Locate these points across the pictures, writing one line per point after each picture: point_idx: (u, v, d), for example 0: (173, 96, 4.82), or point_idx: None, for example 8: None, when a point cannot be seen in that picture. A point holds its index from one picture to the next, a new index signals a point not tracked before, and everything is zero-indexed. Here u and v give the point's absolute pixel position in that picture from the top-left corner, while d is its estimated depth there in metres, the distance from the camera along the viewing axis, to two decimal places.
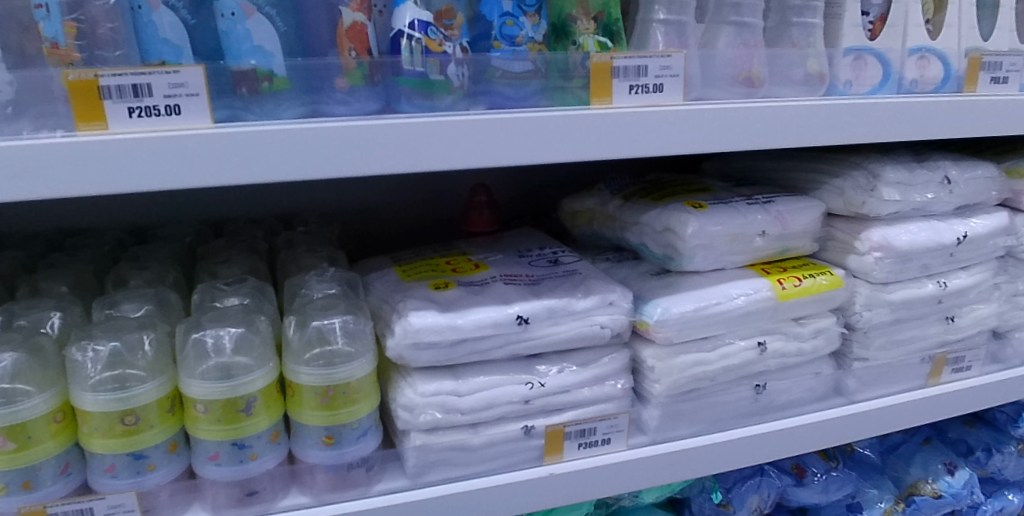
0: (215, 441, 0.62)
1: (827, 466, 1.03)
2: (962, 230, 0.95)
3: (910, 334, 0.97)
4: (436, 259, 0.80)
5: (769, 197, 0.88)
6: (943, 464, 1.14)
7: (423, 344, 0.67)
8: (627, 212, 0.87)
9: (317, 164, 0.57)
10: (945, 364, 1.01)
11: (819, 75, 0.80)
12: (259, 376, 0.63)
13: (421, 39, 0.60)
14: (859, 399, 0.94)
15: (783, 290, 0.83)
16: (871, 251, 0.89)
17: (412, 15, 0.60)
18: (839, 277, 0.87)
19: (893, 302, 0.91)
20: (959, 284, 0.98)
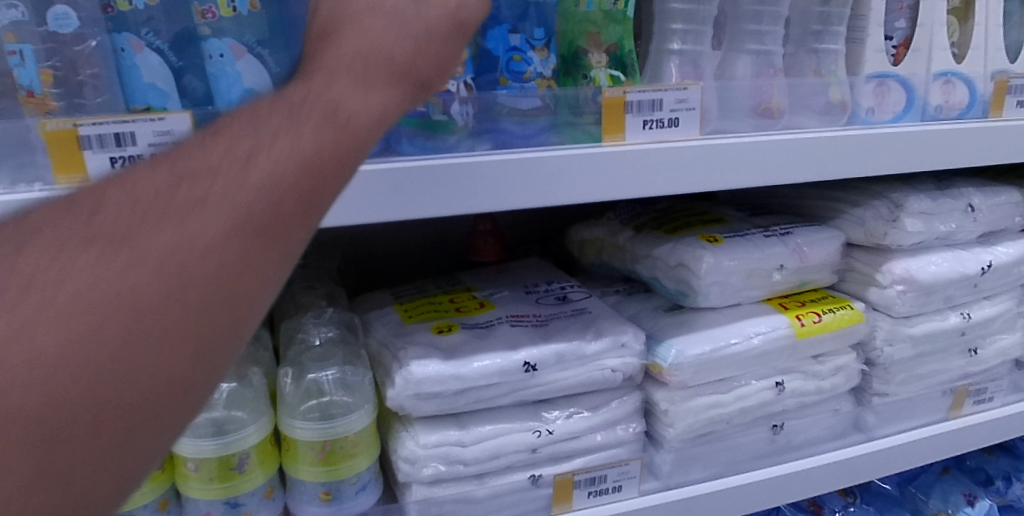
0: (207, 500, 0.59)
1: (844, 502, 1.00)
2: (987, 259, 0.92)
3: (932, 367, 0.93)
4: (438, 297, 0.77)
5: (787, 227, 0.85)
6: (962, 495, 1.10)
7: (426, 395, 0.64)
8: (639, 244, 0.84)
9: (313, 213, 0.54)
10: (966, 396, 0.97)
11: (842, 103, 0.76)
12: (253, 431, 0.59)
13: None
14: (879, 435, 0.90)
15: (802, 327, 0.79)
16: (894, 284, 0.85)
17: None
18: (860, 311, 0.83)
19: (916, 335, 0.88)
20: (983, 315, 0.94)
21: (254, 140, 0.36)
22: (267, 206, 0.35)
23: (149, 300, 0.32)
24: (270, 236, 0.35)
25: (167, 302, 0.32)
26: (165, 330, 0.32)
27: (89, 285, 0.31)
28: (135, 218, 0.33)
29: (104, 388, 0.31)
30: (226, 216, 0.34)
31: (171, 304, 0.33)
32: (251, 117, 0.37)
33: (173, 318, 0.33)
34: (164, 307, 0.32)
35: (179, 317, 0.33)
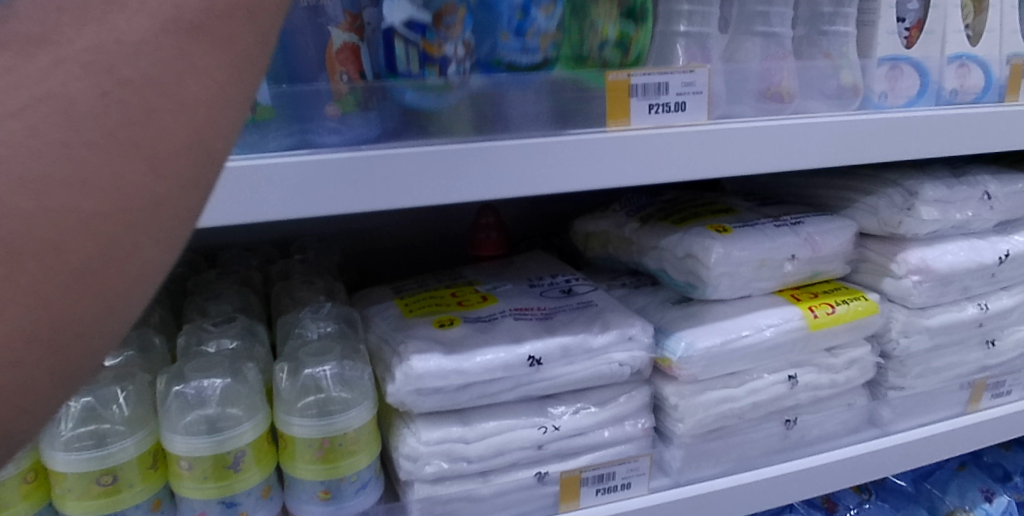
0: (203, 500, 0.57)
1: (859, 499, 0.97)
2: (1005, 248, 0.89)
3: (949, 360, 0.90)
4: (440, 291, 0.75)
5: (798, 217, 0.82)
6: (980, 491, 1.07)
7: (427, 390, 0.61)
8: (645, 235, 0.81)
9: (309, 201, 0.53)
10: (984, 389, 0.94)
11: (853, 87, 0.74)
12: (249, 429, 0.57)
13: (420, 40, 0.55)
14: (895, 430, 0.88)
15: (815, 318, 0.77)
16: (909, 275, 0.83)
17: (406, 13, 0.54)
18: (875, 303, 0.81)
19: (932, 327, 0.85)
20: (1001, 306, 0.92)
21: None
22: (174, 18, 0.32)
23: (101, 97, 0.30)
24: (226, 30, 0.33)
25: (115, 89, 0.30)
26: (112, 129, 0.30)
27: (22, 85, 0.29)
28: (61, 17, 0.31)
29: (55, 183, 0.29)
30: (167, 13, 0.31)
31: (110, 102, 0.30)
32: None
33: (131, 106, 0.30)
34: (116, 110, 0.30)
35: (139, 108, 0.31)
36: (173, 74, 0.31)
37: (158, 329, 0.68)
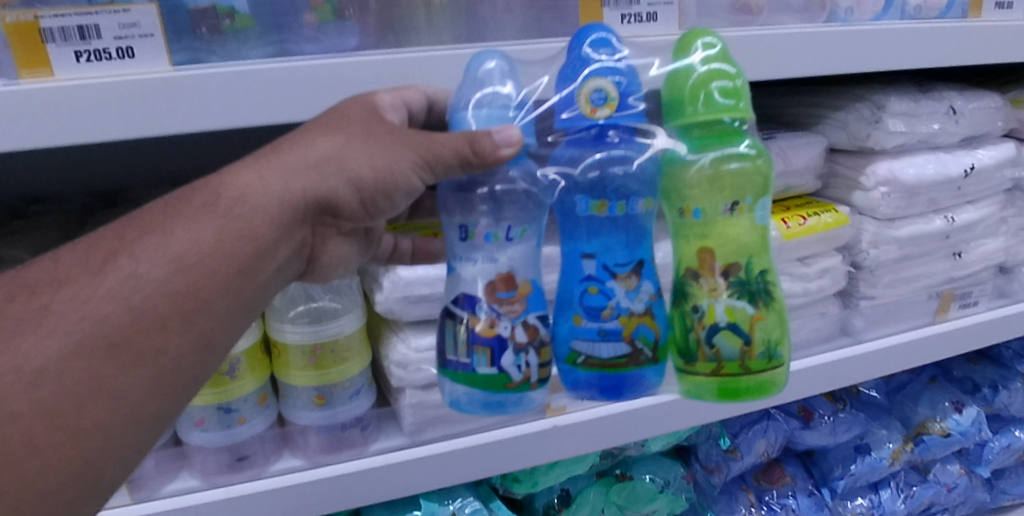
0: (202, 406, 0.63)
1: (834, 408, 1.02)
2: (970, 162, 0.92)
3: (918, 271, 0.93)
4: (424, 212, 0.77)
5: (770, 133, 0.84)
6: (950, 402, 1.12)
7: (415, 297, 0.64)
8: None
9: (292, 107, 0.53)
10: (952, 300, 0.98)
11: (819, 2, 0.76)
12: (242, 339, 0.63)
13: (466, 318, 0.52)
14: (867, 337, 0.92)
15: (787, 229, 0.80)
16: (878, 186, 0.85)
17: None
18: (846, 215, 0.84)
19: (901, 238, 0.88)
20: (967, 219, 0.95)
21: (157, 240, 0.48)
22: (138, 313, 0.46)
23: (66, 372, 0.44)
24: (155, 346, 0.46)
25: (145, 314, 0.46)
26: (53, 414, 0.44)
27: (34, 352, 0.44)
28: (70, 274, 0.46)
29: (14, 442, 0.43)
30: (99, 332, 0.45)
31: (65, 393, 0.44)
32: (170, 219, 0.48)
33: (150, 325, 0.46)
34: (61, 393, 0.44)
35: (162, 325, 0.47)
36: (113, 368, 0.45)
37: None
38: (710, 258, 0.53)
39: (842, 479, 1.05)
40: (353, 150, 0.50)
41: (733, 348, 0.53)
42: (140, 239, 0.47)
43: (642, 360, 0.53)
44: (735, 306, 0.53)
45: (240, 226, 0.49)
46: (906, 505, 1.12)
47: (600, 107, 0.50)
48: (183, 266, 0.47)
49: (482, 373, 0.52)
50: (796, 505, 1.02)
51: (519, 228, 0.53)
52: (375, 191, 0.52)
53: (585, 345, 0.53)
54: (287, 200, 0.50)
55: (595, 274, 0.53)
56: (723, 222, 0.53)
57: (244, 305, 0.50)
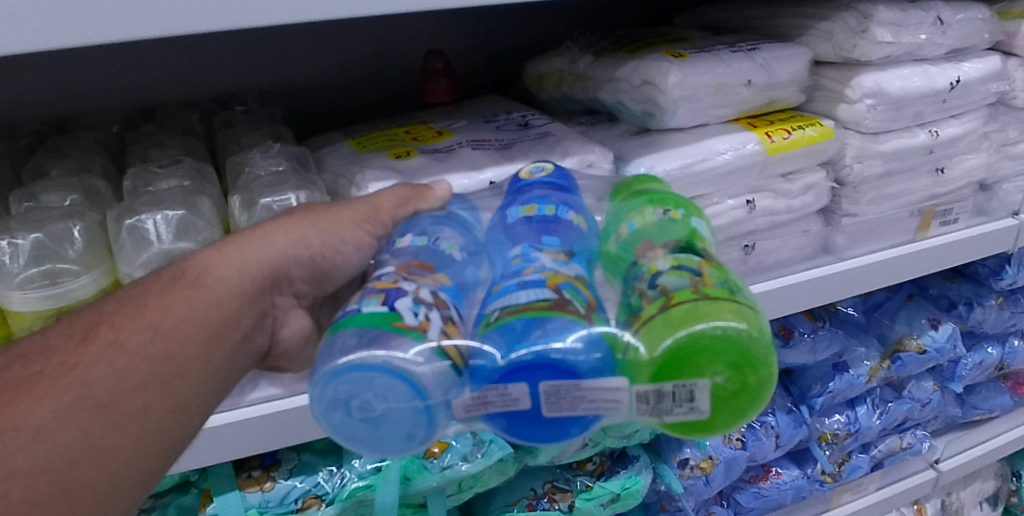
0: None
1: (813, 326, 1.03)
2: (956, 75, 0.88)
3: (901, 187, 0.92)
4: (394, 130, 0.78)
5: (754, 44, 0.81)
6: (927, 319, 1.13)
7: None
8: (600, 69, 0.81)
9: (247, 12, 0.48)
10: (933, 217, 0.96)
11: None
12: None
13: (370, 284, 0.46)
14: (848, 255, 0.90)
15: (772, 143, 0.78)
16: (863, 99, 0.83)
17: None
18: (830, 128, 0.81)
19: (885, 153, 0.87)
20: (951, 133, 0.92)
21: (136, 306, 0.46)
22: (119, 376, 0.43)
23: (60, 430, 0.41)
24: (140, 406, 0.44)
25: (132, 375, 0.44)
26: (49, 475, 0.40)
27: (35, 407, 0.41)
28: (58, 343, 0.44)
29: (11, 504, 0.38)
30: (88, 393, 0.42)
31: (57, 452, 0.40)
32: (146, 288, 0.47)
33: (136, 387, 0.44)
34: (53, 452, 0.40)
35: (145, 387, 0.44)
36: (105, 426, 0.42)
37: (100, 175, 0.72)
38: (647, 244, 0.50)
39: (820, 396, 1.07)
40: (302, 225, 0.55)
41: (679, 284, 0.44)
42: (119, 310, 0.46)
43: (570, 309, 0.43)
44: (674, 256, 0.46)
45: (209, 293, 0.48)
46: (881, 421, 1.14)
47: (536, 172, 0.57)
48: (162, 329, 0.46)
49: (369, 312, 0.43)
50: (776, 422, 1.04)
51: (448, 242, 0.51)
52: (321, 254, 0.55)
53: (503, 299, 0.44)
54: (248, 272, 0.51)
55: (521, 251, 0.48)
56: (659, 217, 0.51)
57: (219, 375, 0.48)
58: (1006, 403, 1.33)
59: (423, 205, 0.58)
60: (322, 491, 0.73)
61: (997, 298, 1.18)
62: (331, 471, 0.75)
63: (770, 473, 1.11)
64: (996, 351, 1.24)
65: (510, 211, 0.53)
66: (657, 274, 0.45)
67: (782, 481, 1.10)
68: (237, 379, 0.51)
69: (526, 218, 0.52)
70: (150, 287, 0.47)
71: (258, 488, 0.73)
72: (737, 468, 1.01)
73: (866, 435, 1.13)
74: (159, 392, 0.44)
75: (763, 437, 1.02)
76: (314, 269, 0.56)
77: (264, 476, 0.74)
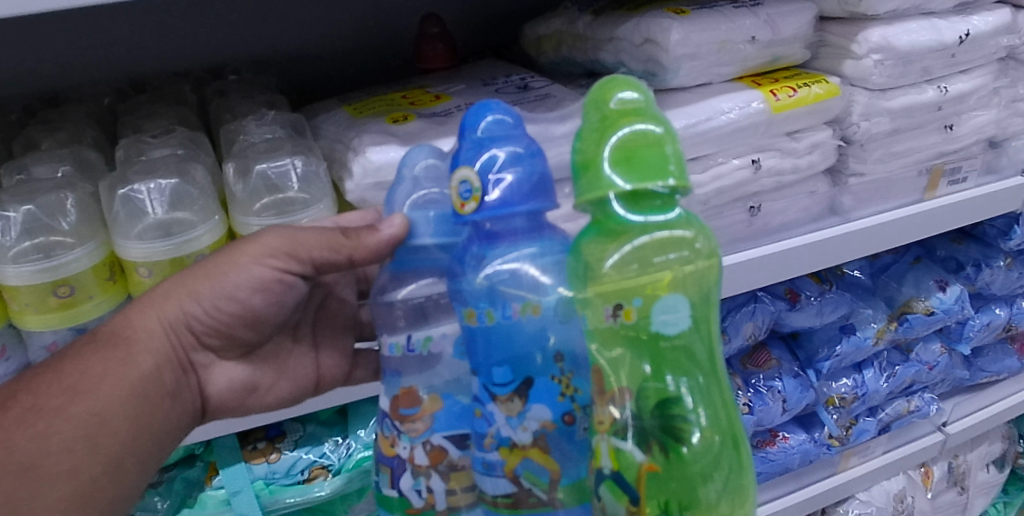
0: None
1: (820, 289, 1.02)
2: (966, 28, 0.86)
3: (909, 145, 0.90)
4: (391, 95, 0.77)
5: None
6: (934, 281, 1.12)
7: (386, 182, 0.64)
8: (600, 28, 0.79)
9: None
10: (941, 176, 0.94)
11: None
12: (204, 232, 0.58)
13: (377, 435, 0.51)
14: (855, 216, 0.88)
15: (777, 102, 0.77)
16: (870, 54, 0.81)
17: None
18: (836, 85, 0.80)
19: (893, 109, 0.85)
20: (960, 89, 0.89)
21: (52, 373, 0.49)
22: (33, 446, 0.47)
23: None
24: (66, 468, 0.47)
25: (53, 441, 0.47)
26: None
27: None
28: None
29: None
30: (7, 461, 0.46)
31: None
32: (57, 361, 0.50)
33: (58, 450, 0.47)
34: None
35: (68, 449, 0.48)
36: (31, 489, 0.46)
37: (93, 147, 0.71)
38: (599, 381, 0.44)
39: (827, 360, 1.06)
40: (195, 275, 0.54)
41: (619, 507, 0.43)
42: (35, 378, 0.49)
43: (534, 500, 0.46)
44: (623, 450, 0.43)
45: (123, 353, 0.51)
46: (888, 384, 1.13)
47: (468, 200, 0.44)
48: (75, 394, 0.48)
49: (388, 492, 0.51)
50: (783, 386, 1.04)
51: (421, 336, 0.48)
52: (217, 298, 0.54)
53: (483, 477, 0.47)
54: (152, 329, 0.53)
55: (479, 395, 0.46)
56: (608, 329, 0.43)
57: (150, 431, 0.52)
58: (1015, 365, 1.32)
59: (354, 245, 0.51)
60: (328, 461, 0.73)
61: (1006, 259, 1.16)
62: (337, 442, 0.75)
63: (777, 438, 1.11)
64: (1005, 312, 1.23)
65: (457, 305, 0.46)
66: (602, 470, 0.44)
67: (789, 445, 1.10)
68: (174, 437, 0.55)
69: (473, 329, 0.45)
70: (60, 358, 0.50)
71: (264, 460, 0.72)
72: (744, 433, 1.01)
73: (873, 399, 1.13)
74: (82, 459, 0.48)
75: (769, 402, 1.02)
76: (216, 316, 0.55)
77: (269, 448, 0.73)
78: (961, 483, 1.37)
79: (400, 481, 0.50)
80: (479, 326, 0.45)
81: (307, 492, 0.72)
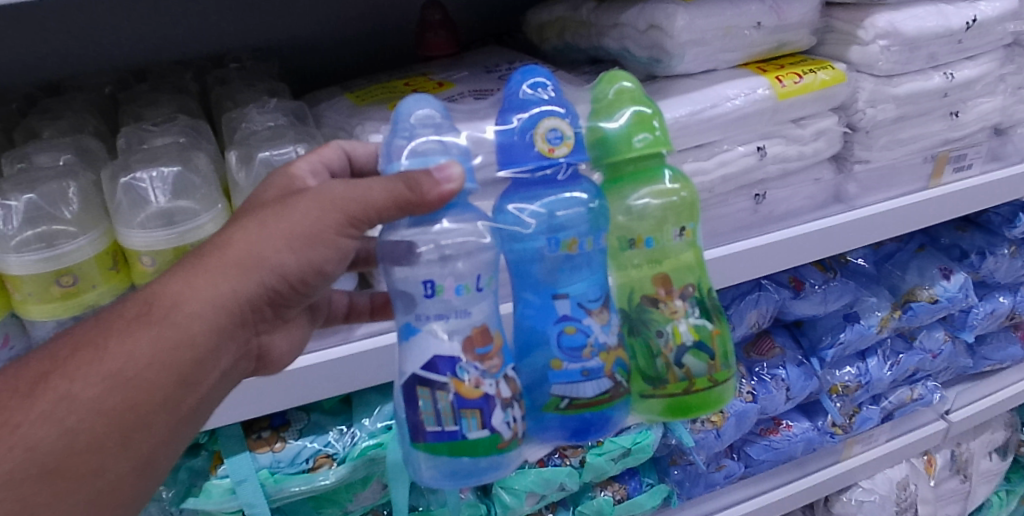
0: None
1: (825, 277, 1.01)
2: (972, 14, 0.85)
3: (915, 132, 0.89)
4: (393, 82, 0.76)
5: None
6: (939, 269, 1.12)
7: None
8: (604, 15, 0.79)
9: None
10: (947, 163, 0.93)
11: None
12: (207, 221, 0.58)
13: (448, 383, 0.46)
14: (861, 203, 0.88)
15: (782, 88, 0.76)
16: (876, 40, 0.81)
17: None
18: (842, 71, 0.79)
19: (899, 96, 0.84)
20: (966, 75, 0.89)
21: (97, 351, 0.43)
22: (59, 441, 0.41)
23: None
24: (92, 467, 0.42)
25: (82, 437, 0.42)
26: None
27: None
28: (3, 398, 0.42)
29: None
30: (26, 462, 0.40)
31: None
32: (103, 336, 0.44)
33: (88, 447, 0.42)
34: None
35: (100, 446, 0.42)
36: (54, 491, 0.41)
37: (94, 135, 0.71)
38: (667, 282, 0.51)
39: (831, 348, 1.05)
40: (276, 243, 0.47)
41: (701, 364, 0.51)
42: (73, 356, 0.43)
43: (620, 392, 0.50)
44: (695, 323, 0.51)
45: (184, 332, 0.45)
46: (892, 372, 1.13)
47: (557, 146, 0.47)
48: (119, 382, 0.43)
49: (474, 438, 0.47)
50: (786, 375, 1.04)
51: (487, 276, 0.48)
52: (297, 271, 0.48)
53: (567, 387, 0.49)
54: (219, 302, 0.46)
55: (571, 313, 0.49)
56: (677, 243, 0.51)
57: (190, 420, 0.47)
58: (1018, 353, 1.31)
59: (420, 196, 0.44)
60: (333, 450, 0.73)
61: (1010, 247, 1.16)
62: (342, 431, 0.75)
63: (780, 426, 1.10)
64: (1008, 300, 1.22)
65: (546, 239, 0.48)
66: (680, 347, 0.51)
67: (792, 433, 1.10)
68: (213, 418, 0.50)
69: (569, 255, 0.48)
70: (110, 331, 0.44)
71: (269, 449, 0.72)
72: (748, 421, 1.01)
73: (877, 387, 1.13)
74: (113, 457, 0.43)
75: (773, 390, 1.02)
76: (291, 290, 0.49)
77: (274, 437, 0.73)
78: (964, 471, 1.37)
79: (487, 419, 0.47)
80: (576, 254, 0.49)
81: (312, 481, 0.71)
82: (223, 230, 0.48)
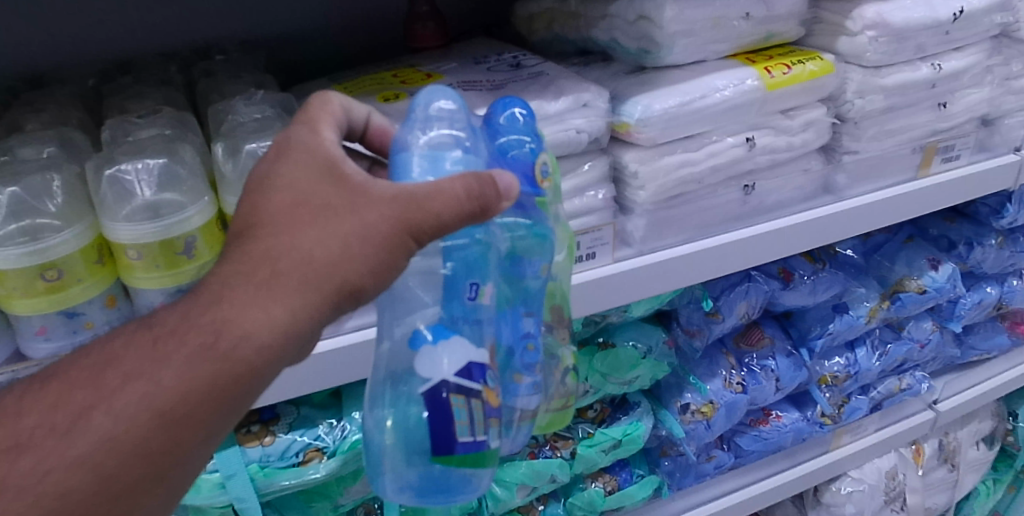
0: (156, 288, 0.58)
1: (814, 268, 1.02)
2: (960, 4, 0.85)
3: (903, 123, 0.89)
4: (382, 74, 0.76)
5: None
6: (927, 260, 1.12)
7: None
8: (592, 6, 0.79)
9: None
10: (935, 153, 0.93)
11: None
12: (194, 214, 0.57)
13: (481, 391, 0.47)
14: (849, 195, 0.88)
15: (771, 79, 0.76)
16: (864, 31, 0.81)
17: None
18: (831, 62, 0.79)
19: (887, 87, 0.84)
20: (954, 66, 0.89)
21: (144, 386, 0.40)
22: (97, 485, 0.40)
23: None
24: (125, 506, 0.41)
25: (119, 478, 0.40)
26: None
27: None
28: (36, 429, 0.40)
29: None
30: (55, 505, 0.39)
31: None
32: (153, 368, 0.40)
33: (122, 490, 0.40)
34: None
35: (137, 487, 0.41)
36: None
37: (78, 128, 0.70)
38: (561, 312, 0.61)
39: (820, 338, 1.06)
40: (352, 267, 0.42)
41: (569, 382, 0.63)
42: (118, 390, 0.40)
43: None
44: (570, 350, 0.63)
45: (239, 370, 0.41)
46: (880, 362, 1.14)
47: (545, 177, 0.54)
48: (164, 426, 0.40)
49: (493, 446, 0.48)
50: (776, 365, 1.04)
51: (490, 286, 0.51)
52: (369, 290, 0.43)
53: (519, 401, 0.53)
54: (285, 335, 0.42)
55: (531, 332, 0.53)
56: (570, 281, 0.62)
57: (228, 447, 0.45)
58: (1005, 343, 1.32)
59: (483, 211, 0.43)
60: (323, 444, 0.73)
61: (997, 237, 1.17)
62: (332, 424, 0.74)
63: (770, 416, 1.11)
64: (996, 290, 1.23)
65: (532, 261, 0.53)
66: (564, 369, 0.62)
67: (782, 424, 1.10)
68: None
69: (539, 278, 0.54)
70: (160, 365, 0.40)
71: (258, 443, 0.72)
72: (738, 412, 1.01)
73: (865, 377, 1.13)
74: (147, 497, 0.42)
75: (763, 381, 1.02)
76: (344, 308, 0.44)
77: (263, 431, 0.73)
78: (952, 460, 1.38)
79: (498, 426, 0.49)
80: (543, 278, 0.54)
81: (302, 475, 0.71)
82: (296, 235, 0.42)
